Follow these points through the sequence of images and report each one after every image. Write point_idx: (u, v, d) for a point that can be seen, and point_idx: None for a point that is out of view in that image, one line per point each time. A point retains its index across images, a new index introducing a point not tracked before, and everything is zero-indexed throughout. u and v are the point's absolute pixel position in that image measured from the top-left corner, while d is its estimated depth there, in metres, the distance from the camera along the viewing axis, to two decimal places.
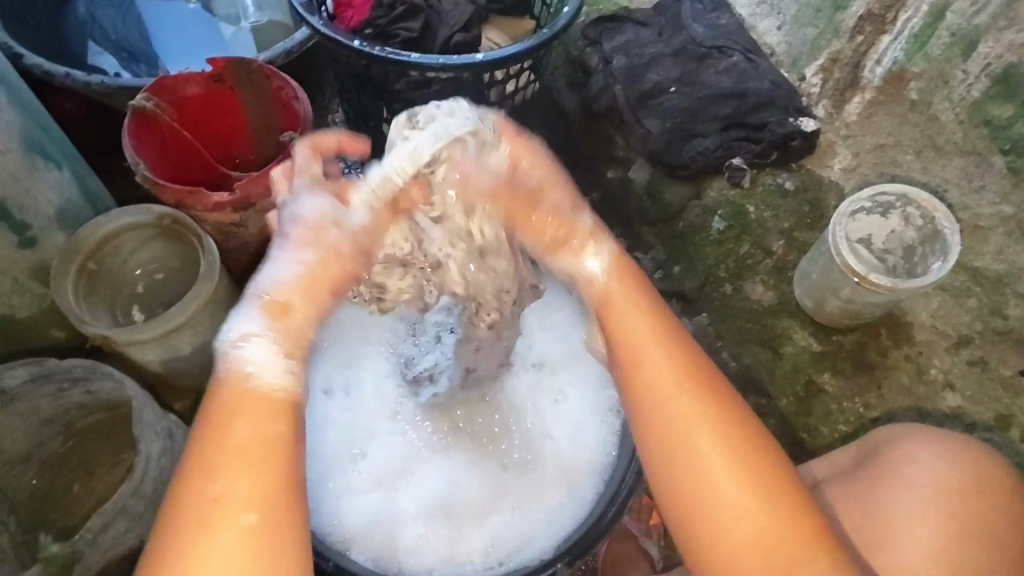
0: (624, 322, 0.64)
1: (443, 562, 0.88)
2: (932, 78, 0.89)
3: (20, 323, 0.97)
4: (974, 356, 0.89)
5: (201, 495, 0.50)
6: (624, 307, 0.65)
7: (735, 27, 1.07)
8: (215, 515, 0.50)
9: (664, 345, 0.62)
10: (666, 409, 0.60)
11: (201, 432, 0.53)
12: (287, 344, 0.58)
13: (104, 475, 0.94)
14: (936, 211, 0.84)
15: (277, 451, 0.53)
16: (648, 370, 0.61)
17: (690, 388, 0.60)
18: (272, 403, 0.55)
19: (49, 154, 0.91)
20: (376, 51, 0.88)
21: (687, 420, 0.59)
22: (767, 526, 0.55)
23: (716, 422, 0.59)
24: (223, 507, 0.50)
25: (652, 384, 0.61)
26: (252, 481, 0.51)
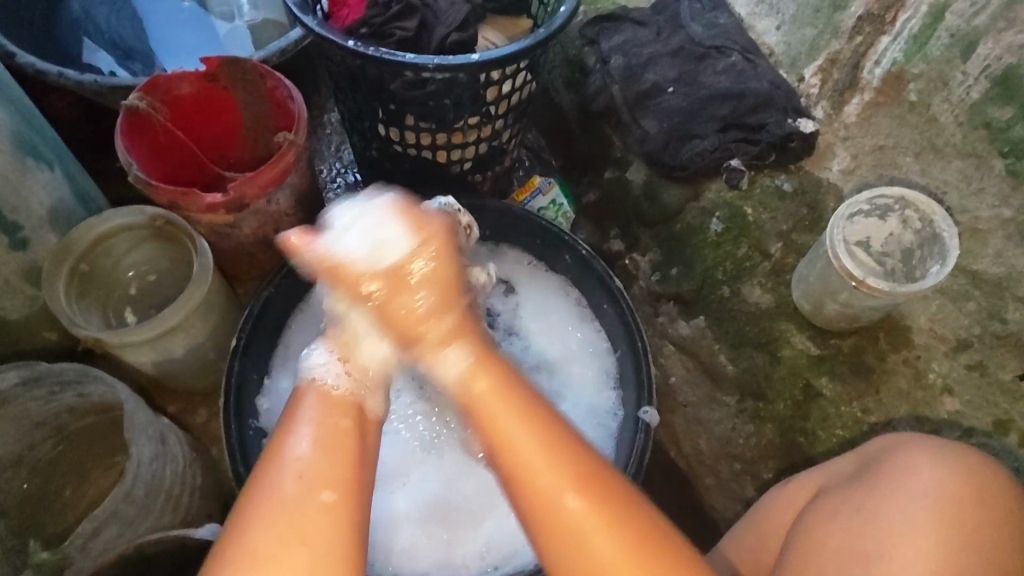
0: (494, 406, 0.59)
1: (439, 565, 0.88)
2: (931, 79, 0.88)
3: (14, 324, 0.97)
4: (972, 360, 0.86)
5: (278, 489, 0.54)
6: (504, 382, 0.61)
7: (734, 27, 1.06)
8: (295, 505, 0.53)
9: (539, 427, 0.58)
10: (548, 496, 0.56)
11: (291, 428, 0.58)
12: (349, 355, 0.64)
13: (95, 479, 0.96)
14: (934, 215, 0.82)
15: (346, 443, 0.58)
16: (534, 466, 0.56)
17: (573, 477, 0.56)
18: (343, 403, 0.61)
19: (39, 154, 0.90)
20: (371, 51, 0.87)
21: (562, 498, 0.55)
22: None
23: (602, 516, 0.55)
24: (313, 489, 0.54)
25: (537, 478, 0.56)
26: (337, 469, 0.56)
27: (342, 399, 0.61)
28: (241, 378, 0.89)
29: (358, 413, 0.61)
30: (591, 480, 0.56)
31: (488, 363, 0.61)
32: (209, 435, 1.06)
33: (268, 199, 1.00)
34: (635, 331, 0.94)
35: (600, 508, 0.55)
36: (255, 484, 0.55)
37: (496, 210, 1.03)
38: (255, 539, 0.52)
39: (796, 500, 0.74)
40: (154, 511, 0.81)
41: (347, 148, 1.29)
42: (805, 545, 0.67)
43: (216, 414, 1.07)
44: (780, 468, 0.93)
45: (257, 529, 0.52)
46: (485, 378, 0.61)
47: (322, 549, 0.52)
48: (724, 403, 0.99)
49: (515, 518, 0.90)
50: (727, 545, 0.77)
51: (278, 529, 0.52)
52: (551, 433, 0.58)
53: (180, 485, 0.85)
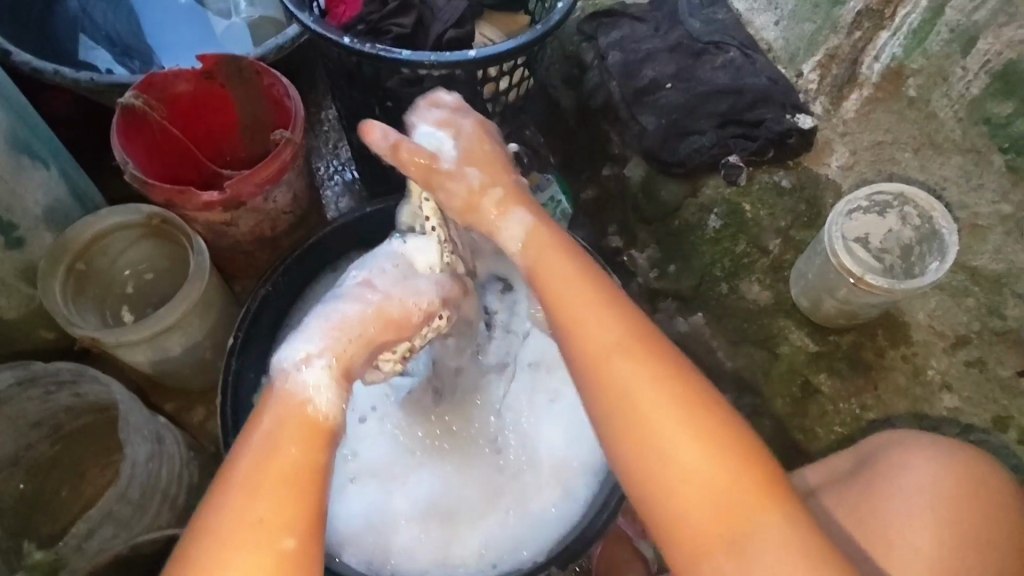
0: (562, 283, 0.65)
1: (435, 565, 0.88)
2: (930, 74, 0.87)
3: (10, 324, 0.97)
4: (972, 356, 0.87)
5: (244, 513, 0.52)
6: (557, 260, 0.66)
7: (732, 22, 1.05)
8: (257, 531, 0.52)
9: (605, 306, 0.63)
10: (628, 386, 0.59)
11: (251, 441, 0.56)
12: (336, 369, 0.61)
13: (93, 477, 0.94)
14: (934, 211, 0.82)
15: (314, 471, 0.55)
16: (605, 353, 0.60)
17: (633, 355, 0.60)
18: (321, 430, 0.58)
19: (34, 152, 0.90)
20: (366, 48, 0.86)
21: (638, 382, 0.59)
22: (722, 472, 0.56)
23: (675, 400, 0.58)
24: (269, 525, 0.52)
25: (593, 347, 0.61)
26: (290, 504, 0.53)
27: (324, 425, 0.58)
28: (237, 376, 0.89)
29: (331, 445, 0.58)
30: (652, 355, 0.60)
31: (541, 236, 0.68)
32: (206, 433, 1.06)
33: (265, 197, 0.99)
34: None
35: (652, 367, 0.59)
36: (215, 503, 0.53)
37: None
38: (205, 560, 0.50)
39: None
40: (149, 511, 0.81)
41: (345, 145, 1.28)
42: None
43: (213, 412, 1.07)
44: (780, 466, 0.91)
45: (217, 551, 0.51)
46: (538, 242, 0.68)
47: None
48: (725, 401, 0.95)
49: (512, 517, 0.90)
50: None
51: (235, 555, 0.50)
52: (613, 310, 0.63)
53: (176, 484, 0.85)
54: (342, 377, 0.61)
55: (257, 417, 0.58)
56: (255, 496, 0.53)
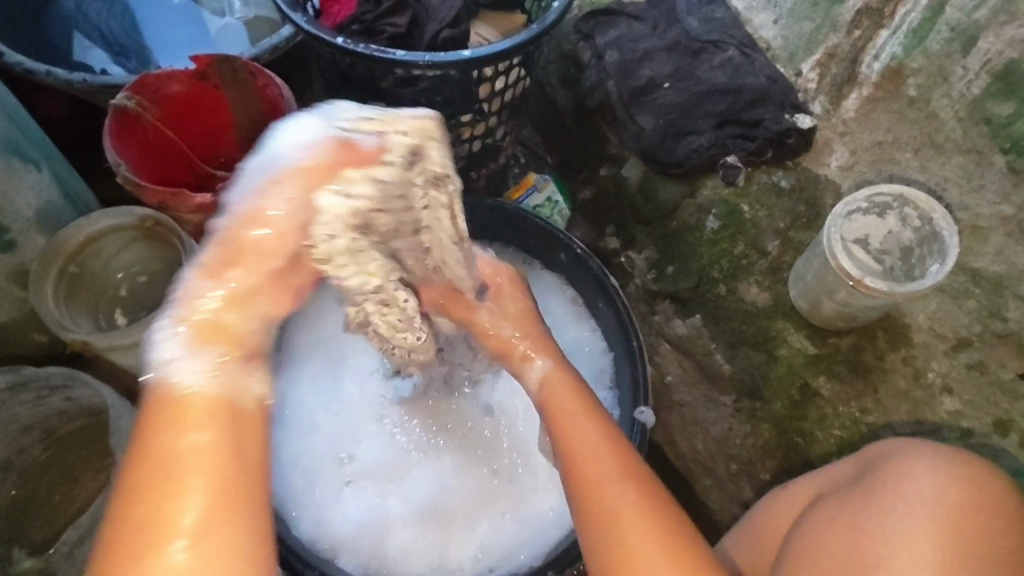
0: (573, 429, 0.62)
1: (432, 569, 0.87)
2: (931, 73, 0.86)
3: (2, 327, 0.96)
4: (973, 359, 0.85)
5: (129, 515, 0.43)
6: (573, 404, 0.65)
7: (731, 21, 1.04)
8: (144, 541, 0.43)
9: (620, 452, 0.60)
10: (629, 546, 0.55)
11: (146, 444, 0.46)
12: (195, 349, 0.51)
13: (87, 480, 0.91)
14: (934, 212, 0.81)
15: (207, 452, 0.46)
16: (616, 511, 0.56)
17: (649, 513, 0.56)
18: (197, 412, 0.48)
19: (27, 155, 0.89)
20: (360, 48, 0.85)
21: (644, 540, 0.55)
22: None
23: (676, 560, 0.54)
24: (163, 529, 0.43)
25: (589, 475, 0.58)
26: (201, 508, 0.44)
27: (202, 406, 0.48)
28: None
29: (213, 420, 0.48)
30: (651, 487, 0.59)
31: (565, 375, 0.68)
32: None
33: None
34: (630, 327, 0.94)
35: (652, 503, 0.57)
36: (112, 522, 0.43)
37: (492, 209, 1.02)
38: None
39: (793, 504, 0.73)
40: None
41: (341, 146, 1.27)
42: (801, 550, 0.66)
43: None
44: (779, 467, 0.92)
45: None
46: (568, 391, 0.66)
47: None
48: (722, 403, 0.98)
49: (510, 519, 0.90)
50: (722, 551, 0.76)
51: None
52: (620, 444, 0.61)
53: None
54: (217, 345, 0.52)
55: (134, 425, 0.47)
56: (141, 499, 0.44)
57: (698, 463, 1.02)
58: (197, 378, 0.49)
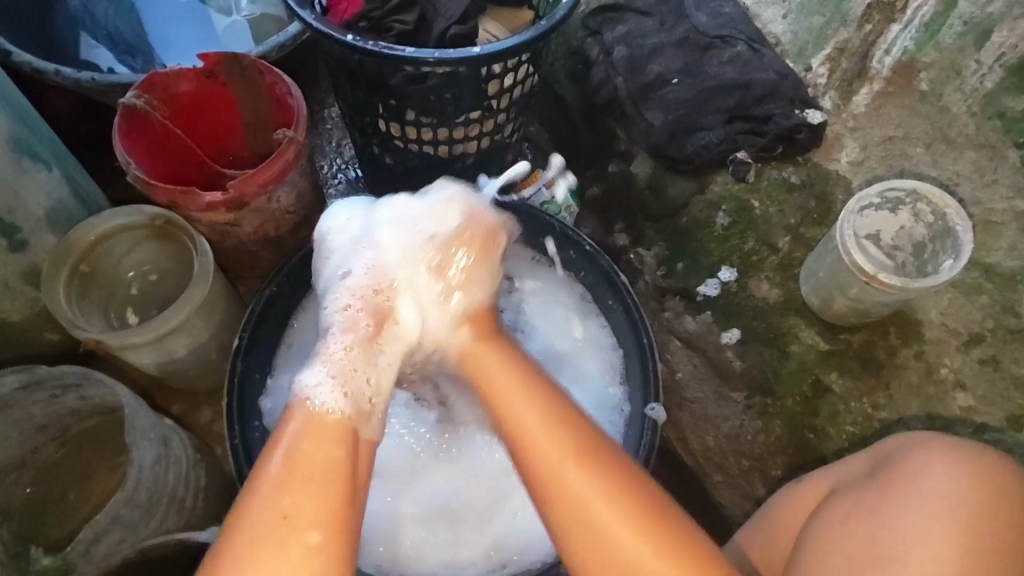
0: (508, 406, 0.64)
1: (445, 566, 0.88)
2: (943, 68, 0.86)
3: (15, 327, 0.96)
4: (986, 354, 0.85)
5: (266, 510, 0.54)
6: (501, 375, 0.66)
7: (739, 16, 1.03)
8: (280, 536, 0.53)
9: (555, 418, 0.62)
10: (576, 497, 0.58)
11: (274, 452, 0.58)
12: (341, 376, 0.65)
13: (102, 479, 0.93)
14: (948, 208, 0.81)
15: (330, 467, 0.57)
16: (553, 471, 0.59)
17: (581, 463, 0.59)
18: (336, 430, 0.61)
19: (37, 155, 0.89)
20: (369, 45, 0.85)
21: (590, 491, 0.58)
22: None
23: (612, 495, 0.58)
24: (289, 523, 0.53)
25: (585, 504, 0.58)
26: (323, 509, 0.55)
27: (336, 425, 0.61)
28: (243, 379, 0.88)
29: (346, 442, 0.60)
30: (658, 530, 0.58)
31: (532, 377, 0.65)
32: (212, 435, 1.05)
33: (268, 196, 0.99)
34: (640, 326, 0.93)
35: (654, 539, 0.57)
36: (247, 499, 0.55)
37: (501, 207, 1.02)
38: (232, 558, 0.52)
39: (807, 499, 0.73)
40: (157, 515, 0.80)
41: (348, 143, 1.28)
42: (815, 545, 0.66)
43: (220, 414, 1.07)
44: (791, 464, 0.93)
45: (243, 546, 0.52)
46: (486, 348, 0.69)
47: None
48: (735, 400, 0.97)
49: (523, 517, 0.90)
50: (734, 546, 0.77)
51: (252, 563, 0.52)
52: (616, 482, 0.59)
53: (185, 487, 0.85)
54: (346, 382, 0.65)
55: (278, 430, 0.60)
56: (282, 493, 0.55)
57: None
58: (332, 404, 0.62)
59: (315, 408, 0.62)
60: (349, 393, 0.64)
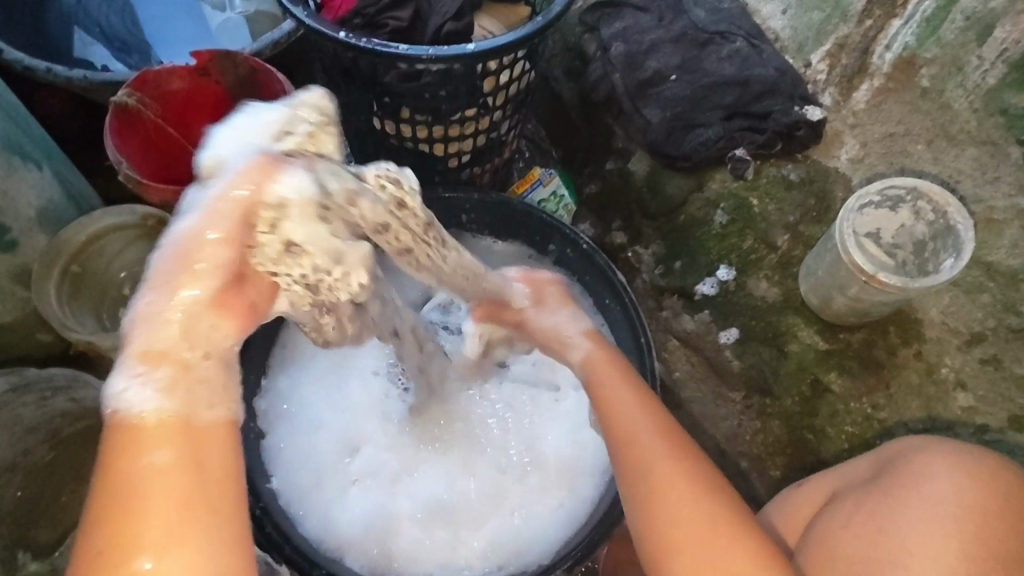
0: (611, 395, 0.67)
1: (439, 567, 0.87)
2: (944, 64, 0.85)
3: (7, 328, 0.95)
4: (987, 354, 0.84)
5: (96, 546, 0.39)
6: (607, 373, 0.70)
7: (738, 11, 1.02)
8: (119, 572, 0.39)
9: (650, 406, 0.65)
10: (668, 485, 0.59)
11: (113, 464, 0.41)
12: (154, 363, 0.43)
13: (93, 481, 0.90)
14: (948, 205, 0.79)
15: (177, 478, 0.41)
16: (649, 454, 0.61)
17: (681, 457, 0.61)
18: (164, 432, 0.42)
19: (27, 154, 0.88)
20: (362, 42, 0.84)
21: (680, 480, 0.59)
22: (730, 553, 0.57)
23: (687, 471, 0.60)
24: (128, 542, 0.39)
25: (660, 468, 0.60)
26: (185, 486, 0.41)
27: (160, 427, 0.42)
28: None
29: (205, 440, 0.43)
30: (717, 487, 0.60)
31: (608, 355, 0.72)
32: None
33: None
34: (638, 325, 0.93)
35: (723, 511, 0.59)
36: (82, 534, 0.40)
37: (496, 205, 1.01)
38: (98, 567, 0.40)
39: (807, 503, 0.72)
40: None
41: (343, 141, 1.26)
42: (817, 550, 0.65)
43: None
44: (789, 464, 0.92)
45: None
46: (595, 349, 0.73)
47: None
48: (732, 400, 0.98)
49: (518, 518, 0.89)
50: None
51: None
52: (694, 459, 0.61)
53: None
54: (160, 366, 0.43)
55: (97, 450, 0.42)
56: (115, 518, 0.40)
57: None
58: (147, 403, 0.42)
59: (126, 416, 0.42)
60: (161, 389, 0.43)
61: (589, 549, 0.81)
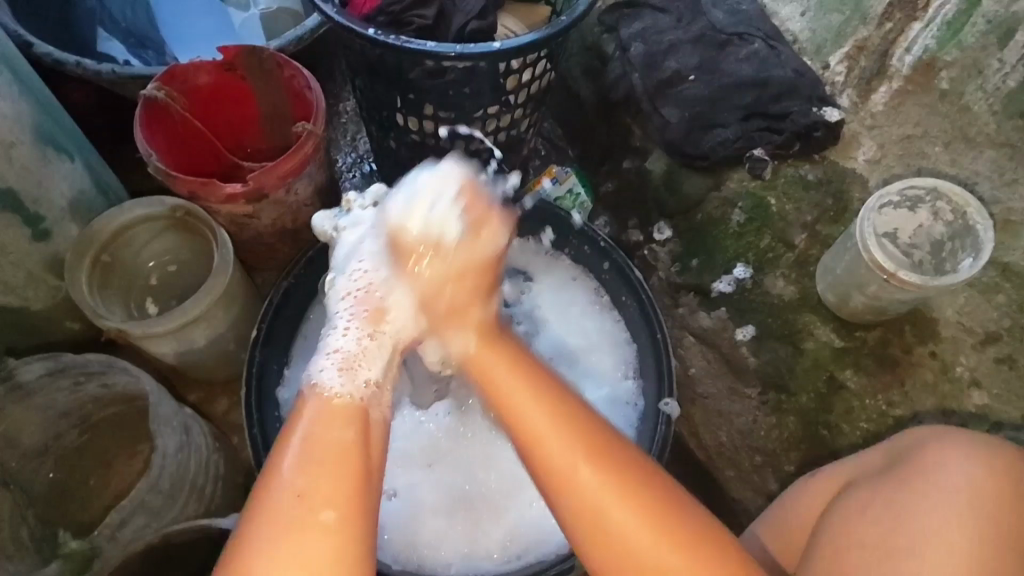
0: (492, 371, 0.62)
1: (462, 557, 0.88)
2: (965, 66, 0.85)
3: (36, 315, 0.97)
4: (1001, 353, 0.85)
5: (277, 497, 0.52)
6: (490, 355, 0.63)
7: (756, 13, 1.03)
8: (298, 515, 0.51)
9: (541, 394, 0.60)
10: (609, 521, 0.56)
11: (284, 437, 0.56)
12: (350, 366, 0.62)
13: (122, 465, 0.94)
14: (968, 207, 0.81)
15: (346, 454, 0.55)
16: (538, 433, 0.58)
17: (569, 430, 0.58)
18: (345, 411, 0.58)
19: (60, 145, 0.91)
20: (390, 39, 0.86)
21: (573, 462, 0.57)
22: (650, 536, 0.55)
23: (594, 457, 0.57)
24: (309, 501, 0.52)
25: (553, 451, 0.57)
26: (336, 487, 0.53)
27: (345, 407, 0.59)
28: (261, 368, 0.89)
29: (364, 422, 0.59)
30: (626, 474, 0.57)
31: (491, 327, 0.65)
32: (228, 425, 1.06)
33: (287, 189, 0.99)
34: (654, 322, 0.94)
35: (624, 481, 0.56)
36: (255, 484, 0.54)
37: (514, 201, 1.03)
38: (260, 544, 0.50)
39: (821, 493, 0.73)
40: (178, 501, 0.81)
41: (364, 137, 1.28)
42: (833, 536, 0.67)
43: (236, 403, 1.08)
44: (803, 460, 0.93)
45: (255, 546, 0.50)
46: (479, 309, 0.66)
47: (314, 566, 0.50)
48: (747, 395, 0.99)
49: (538, 510, 0.91)
50: (752, 537, 0.77)
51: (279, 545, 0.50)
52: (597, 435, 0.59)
53: (204, 474, 0.85)
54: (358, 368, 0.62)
55: (293, 419, 0.58)
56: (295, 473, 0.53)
57: (721, 455, 1.03)
58: (343, 387, 0.60)
59: (326, 394, 0.59)
60: (355, 380, 0.61)
61: None
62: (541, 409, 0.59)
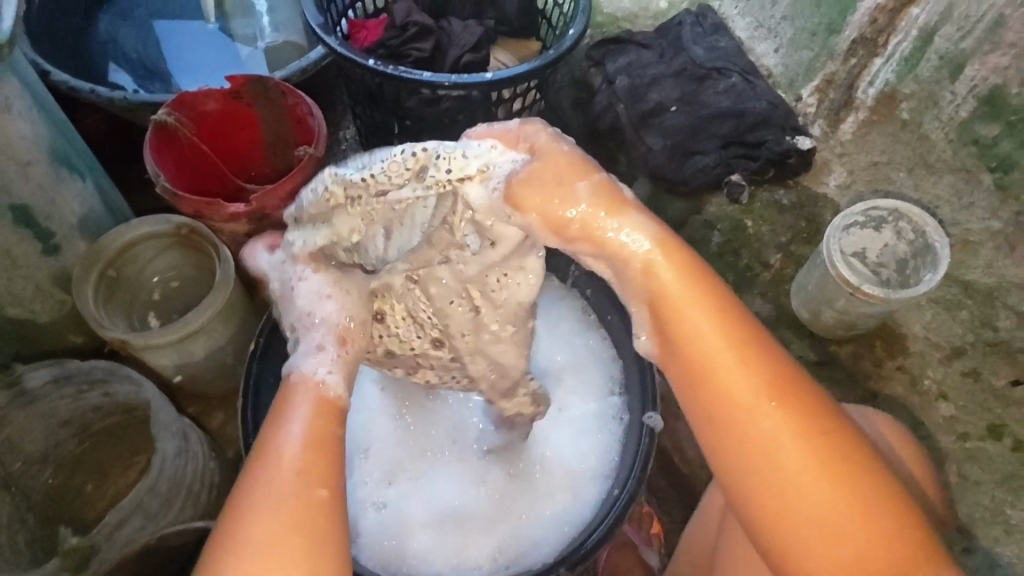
0: (684, 319, 0.54)
1: (451, 567, 0.90)
2: (922, 98, 0.91)
3: (43, 328, 1.01)
4: (967, 367, 0.89)
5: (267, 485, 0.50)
6: (680, 293, 0.54)
7: (734, 50, 1.12)
8: (287, 503, 0.49)
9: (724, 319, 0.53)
10: (801, 503, 0.51)
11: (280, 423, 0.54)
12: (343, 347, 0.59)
13: (115, 478, 0.97)
14: (926, 226, 0.86)
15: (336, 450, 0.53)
16: (720, 368, 0.52)
17: (765, 379, 0.52)
18: (337, 406, 0.55)
19: (73, 165, 0.96)
20: (389, 69, 0.92)
21: (784, 443, 0.51)
22: (843, 508, 0.51)
23: (797, 429, 0.51)
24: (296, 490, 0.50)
25: (730, 388, 0.52)
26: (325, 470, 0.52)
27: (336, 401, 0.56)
28: (257, 382, 0.90)
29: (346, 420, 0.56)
30: (811, 422, 0.52)
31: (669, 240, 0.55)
32: (225, 437, 1.09)
33: None
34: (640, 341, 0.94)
35: (817, 445, 0.51)
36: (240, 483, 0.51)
37: None
38: (248, 532, 0.48)
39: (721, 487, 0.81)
40: (175, 504, 0.83)
41: None
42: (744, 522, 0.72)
43: (232, 417, 1.11)
44: None
45: (245, 536, 0.48)
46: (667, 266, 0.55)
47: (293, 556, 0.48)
48: None
49: (527, 522, 0.93)
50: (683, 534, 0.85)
51: (252, 528, 0.48)
52: (780, 378, 0.52)
53: (200, 481, 0.88)
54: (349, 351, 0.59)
55: (281, 403, 0.55)
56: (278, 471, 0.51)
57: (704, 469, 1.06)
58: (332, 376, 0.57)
59: (314, 382, 0.56)
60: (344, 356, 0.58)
61: (593, 549, 0.81)
62: (711, 327, 0.53)
